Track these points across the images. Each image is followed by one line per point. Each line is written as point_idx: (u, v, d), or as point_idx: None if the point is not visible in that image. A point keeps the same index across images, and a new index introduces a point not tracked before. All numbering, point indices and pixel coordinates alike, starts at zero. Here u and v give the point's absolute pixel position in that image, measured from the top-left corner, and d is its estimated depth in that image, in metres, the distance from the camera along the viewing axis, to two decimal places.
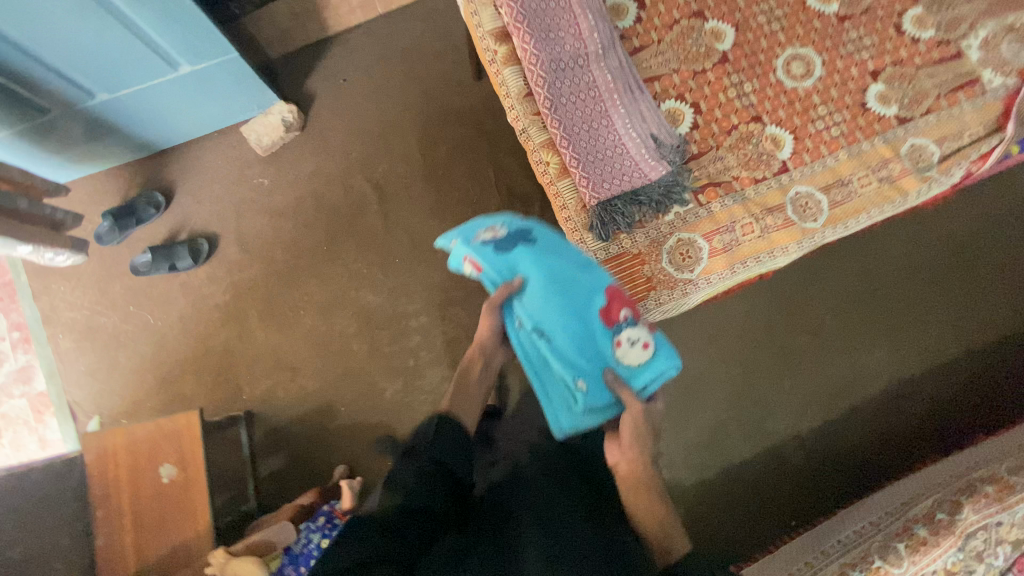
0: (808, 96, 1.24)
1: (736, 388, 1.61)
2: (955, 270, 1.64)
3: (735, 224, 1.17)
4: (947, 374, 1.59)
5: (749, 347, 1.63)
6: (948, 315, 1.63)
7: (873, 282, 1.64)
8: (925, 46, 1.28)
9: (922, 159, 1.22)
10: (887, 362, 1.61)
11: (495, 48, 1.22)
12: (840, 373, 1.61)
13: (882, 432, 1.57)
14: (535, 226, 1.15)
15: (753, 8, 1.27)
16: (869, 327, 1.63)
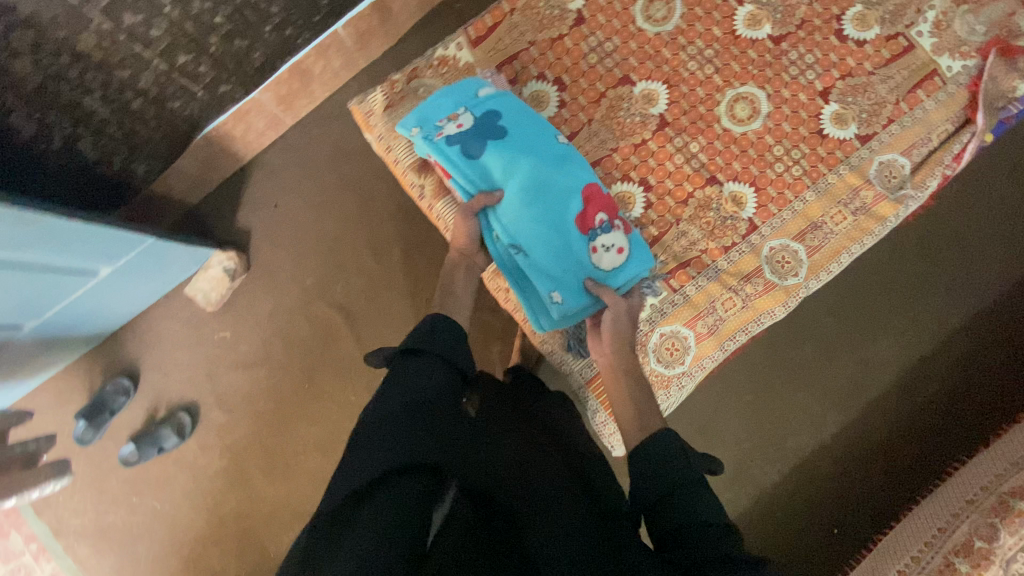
0: (761, 138, 1.15)
1: (751, 414, 1.58)
2: (946, 234, 1.58)
3: (715, 303, 1.11)
4: (958, 346, 1.55)
5: (753, 370, 1.59)
6: (948, 285, 1.57)
7: (863, 272, 1.59)
8: (874, 46, 1.16)
9: (894, 176, 1.14)
10: (894, 349, 1.57)
11: (420, 182, 1.13)
12: (849, 373, 1.58)
13: (904, 423, 1.54)
14: (502, 119, 1.07)
15: (680, 56, 1.16)
16: (868, 314, 1.59)
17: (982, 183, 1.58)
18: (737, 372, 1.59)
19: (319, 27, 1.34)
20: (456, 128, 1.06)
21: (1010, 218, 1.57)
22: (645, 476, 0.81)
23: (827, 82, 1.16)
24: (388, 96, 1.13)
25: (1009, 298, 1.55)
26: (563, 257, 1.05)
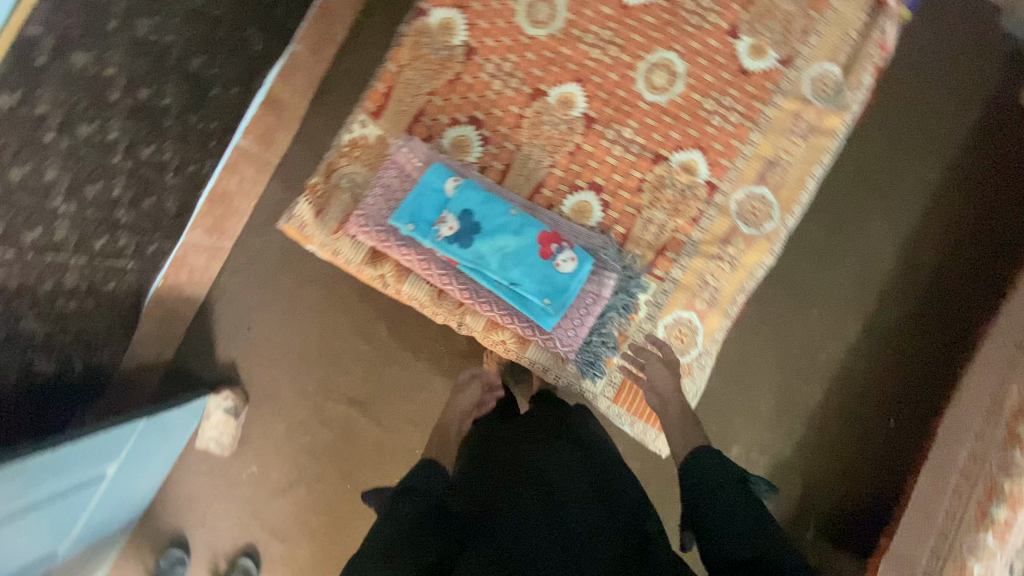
0: (689, 98, 1.12)
1: (778, 347, 1.56)
2: (892, 108, 1.57)
3: (705, 276, 1.10)
4: (943, 208, 1.56)
5: (764, 304, 1.57)
6: (912, 153, 1.57)
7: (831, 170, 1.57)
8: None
9: (828, 87, 1.13)
10: (886, 232, 1.56)
11: (378, 272, 1.08)
12: (854, 271, 1.56)
13: (920, 298, 1.55)
14: (475, 189, 1.04)
15: (581, 48, 1.12)
16: (851, 210, 1.57)
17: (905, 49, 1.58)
18: (750, 313, 1.56)
19: (219, 149, 1.28)
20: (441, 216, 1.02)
21: (942, 70, 1.57)
22: (692, 478, 0.90)
23: (731, 18, 1.12)
24: (313, 202, 1.07)
25: (971, 146, 1.56)
26: (549, 277, 1.03)
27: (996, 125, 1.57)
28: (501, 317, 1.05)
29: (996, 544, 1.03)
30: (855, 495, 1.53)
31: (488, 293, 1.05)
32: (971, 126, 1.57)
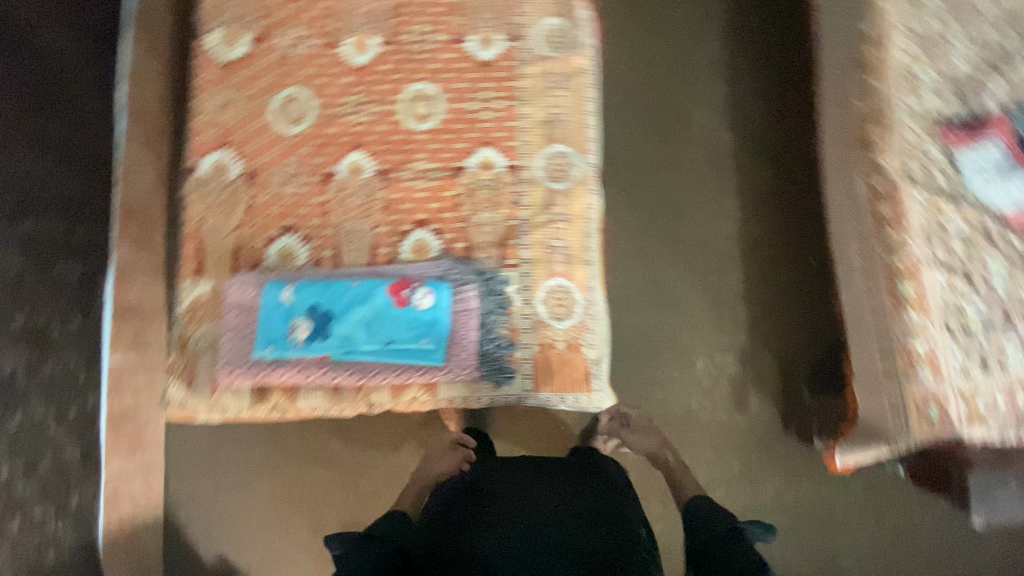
0: (454, 109, 1.20)
1: (681, 256, 1.63)
2: (651, 16, 1.72)
3: (551, 241, 1.17)
4: (738, 69, 1.69)
5: (648, 228, 1.64)
6: (686, 41, 1.71)
7: (634, 90, 1.68)
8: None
9: (560, 37, 1.23)
10: (707, 113, 1.68)
11: (271, 404, 1.08)
12: (702, 157, 1.66)
13: (765, 148, 1.66)
14: (311, 284, 1.07)
15: (343, 120, 1.19)
16: (670, 112, 1.68)
17: None
18: (640, 243, 1.63)
19: (92, 380, 1.33)
20: (295, 325, 1.05)
21: None
22: (695, 533, 1.07)
23: (451, 29, 1.23)
24: (181, 379, 1.09)
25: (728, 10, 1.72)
26: (417, 320, 1.06)
27: None
28: (398, 378, 1.06)
29: (921, 315, 1.09)
30: (821, 343, 1.57)
31: (373, 365, 1.06)
32: None
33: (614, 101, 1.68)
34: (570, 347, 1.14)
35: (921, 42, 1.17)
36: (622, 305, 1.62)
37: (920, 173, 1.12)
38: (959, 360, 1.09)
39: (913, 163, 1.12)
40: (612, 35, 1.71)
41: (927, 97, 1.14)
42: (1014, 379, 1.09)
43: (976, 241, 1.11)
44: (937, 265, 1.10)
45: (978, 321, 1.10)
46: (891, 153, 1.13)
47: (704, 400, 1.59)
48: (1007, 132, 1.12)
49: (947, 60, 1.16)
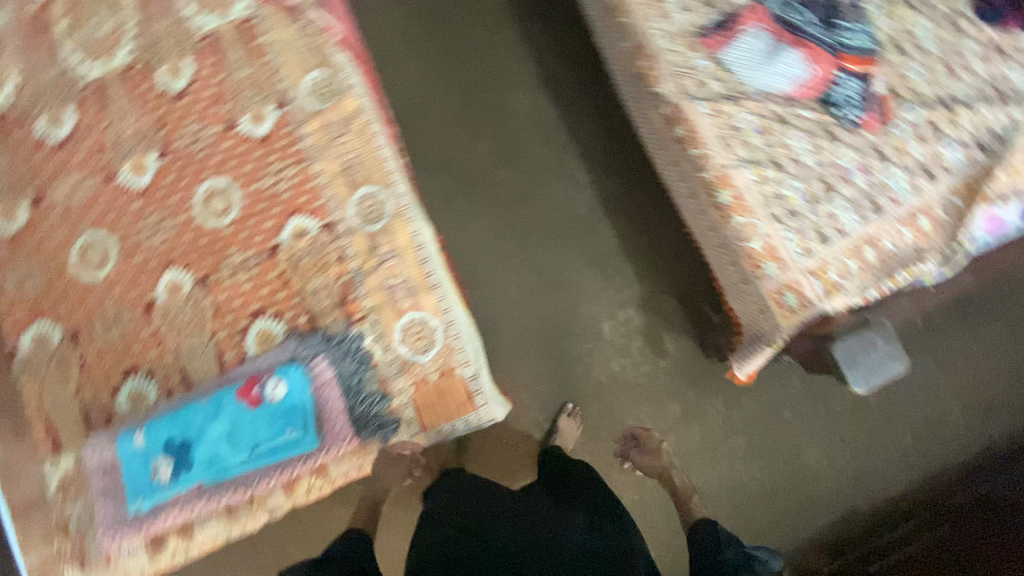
0: (249, 192, 1.19)
1: (550, 237, 1.69)
2: (441, 24, 1.74)
3: (389, 281, 1.14)
4: (535, 45, 1.75)
5: (512, 222, 1.69)
6: (479, 36, 1.74)
7: (449, 100, 1.71)
8: (202, 68, 1.24)
9: (327, 87, 1.22)
10: (523, 95, 1.73)
11: (172, 548, 1.06)
12: (535, 138, 1.72)
13: (587, 109, 1.73)
14: (158, 423, 1.03)
15: (148, 245, 1.18)
16: (492, 109, 1.72)
17: None
18: (509, 239, 1.68)
19: None
20: (158, 470, 1.02)
21: None
22: (698, 555, 1.17)
23: (220, 117, 1.22)
24: (73, 561, 1.05)
25: None
26: (276, 415, 1.04)
27: None
28: (281, 477, 1.04)
29: (746, 217, 1.12)
30: (698, 270, 1.66)
31: (251, 474, 1.04)
32: None
33: (435, 116, 1.70)
34: (444, 374, 1.11)
35: None
36: (516, 302, 1.66)
37: (698, 85, 1.14)
38: (800, 244, 1.11)
39: (687, 79, 1.15)
40: (412, 56, 1.73)
41: (678, 14, 1.17)
42: (856, 240, 1.11)
43: (772, 128, 1.13)
44: (745, 165, 1.13)
45: (803, 200, 1.12)
46: (665, 78, 1.16)
47: (623, 358, 1.64)
48: (761, 19, 1.14)
49: None
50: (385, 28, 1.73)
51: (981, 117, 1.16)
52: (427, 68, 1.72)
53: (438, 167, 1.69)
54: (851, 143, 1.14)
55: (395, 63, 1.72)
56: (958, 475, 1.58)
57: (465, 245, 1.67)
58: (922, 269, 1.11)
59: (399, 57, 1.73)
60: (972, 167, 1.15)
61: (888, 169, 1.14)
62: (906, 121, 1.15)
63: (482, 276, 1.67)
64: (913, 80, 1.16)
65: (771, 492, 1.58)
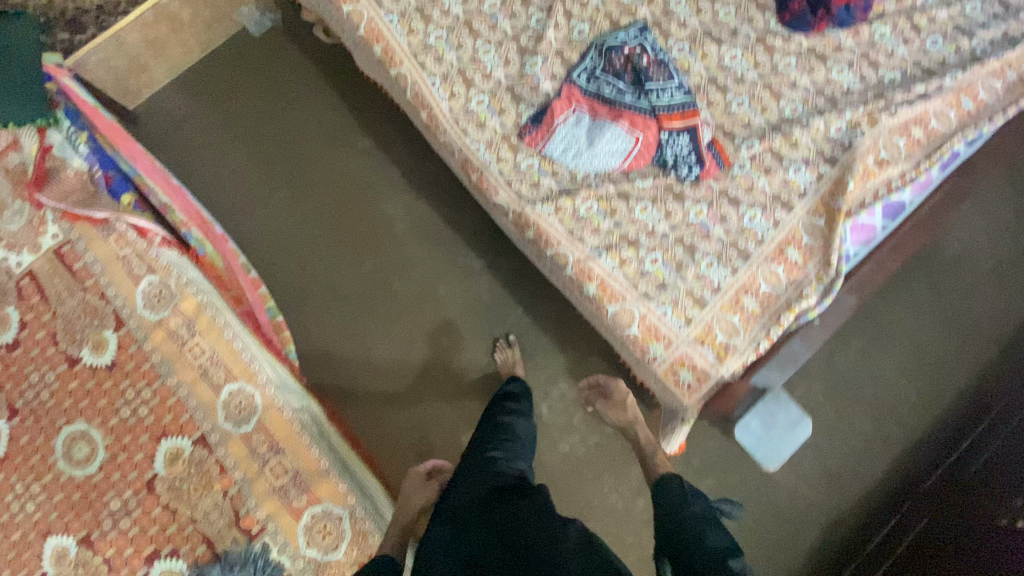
0: (111, 427, 1.11)
1: (452, 335, 1.59)
2: (292, 154, 1.70)
3: (275, 483, 1.06)
4: (377, 151, 1.70)
5: (409, 334, 1.59)
6: (320, 160, 1.70)
7: (311, 232, 1.65)
8: (27, 309, 1.15)
9: (163, 293, 1.14)
10: (381, 203, 1.67)
11: None
12: (406, 242, 1.65)
13: (448, 198, 1.68)
14: None
15: (20, 518, 1.09)
16: (365, 222, 1.66)
17: (228, 135, 1.71)
18: (411, 351, 1.58)
19: None
20: None
21: (259, 114, 1.73)
22: (661, 502, 0.99)
23: (60, 356, 1.14)
24: None
25: (332, 109, 1.72)
26: None
27: (322, 82, 1.74)
28: None
29: (617, 305, 1.08)
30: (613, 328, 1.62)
31: None
32: (315, 102, 1.73)
33: (302, 252, 1.64)
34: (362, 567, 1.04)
35: (458, 72, 1.15)
36: (445, 413, 1.54)
37: (531, 186, 1.11)
38: (677, 314, 1.07)
39: (520, 183, 1.12)
40: (272, 194, 1.68)
41: (492, 120, 1.13)
42: (732, 293, 1.07)
43: (616, 207, 1.10)
44: (602, 252, 1.09)
45: (667, 269, 1.09)
46: (499, 187, 1.12)
47: (570, 436, 1.55)
48: (575, 99, 1.12)
49: (487, 74, 1.15)
50: (227, 182, 1.68)
51: (818, 130, 1.13)
52: (280, 208, 1.67)
53: (319, 303, 1.61)
54: (698, 196, 1.11)
55: (246, 213, 1.66)
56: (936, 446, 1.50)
57: (376, 369, 1.57)
58: (808, 305, 1.05)
59: (249, 205, 1.67)
60: (824, 182, 1.12)
61: (743, 211, 1.11)
62: (745, 158, 1.12)
63: (403, 396, 1.55)
64: (740, 114, 1.14)
65: (756, 526, 1.51)
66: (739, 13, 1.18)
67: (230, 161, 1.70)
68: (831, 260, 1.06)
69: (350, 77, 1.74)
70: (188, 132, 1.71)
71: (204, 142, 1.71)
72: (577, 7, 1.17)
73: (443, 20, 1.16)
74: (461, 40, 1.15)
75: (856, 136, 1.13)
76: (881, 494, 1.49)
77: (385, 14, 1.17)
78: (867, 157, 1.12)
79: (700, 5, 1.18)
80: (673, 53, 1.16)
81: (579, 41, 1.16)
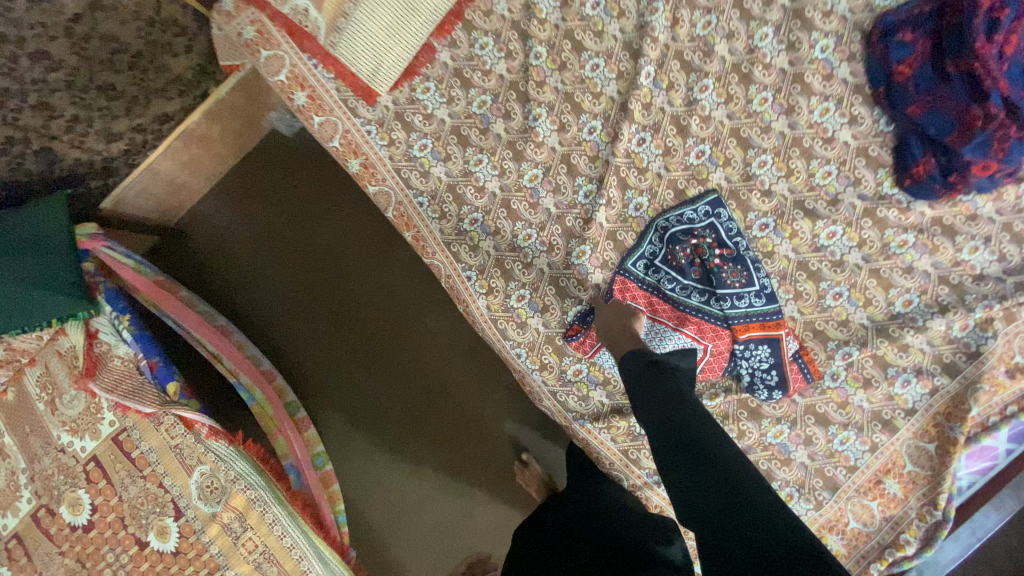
0: None
1: (478, 469, 1.47)
2: (308, 261, 1.60)
3: None
4: (361, 270, 1.59)
5: (434, 476, 1.48)
6: (310, 292, 1.58)
7: (317, 378, 1.54)
8: (96, 492, 1.18)
9: (214, 485, 1.16)
10: (378, 330, 1.55)
11: None
12: (408, 374, 1.53)
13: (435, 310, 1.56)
14: None
15: None
16: (405, 339, 1.55)
17: (218, 282, 1.59)
18: (441, 495, 1.47)
19: None
20: None
21: (243, 251, 1.61)
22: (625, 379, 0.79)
23: (130, 539, 1.16)
24: None
25: (312, 226, 1.61)
26: None
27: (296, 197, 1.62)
28: None
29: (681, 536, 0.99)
30: None
31: None
32: (293, 225, 1.61)
33: (314, 405, 1.52)
34: None
35: (495, 263, 1.01)
36: (494, 555, 1.43)
37: (580, 397, 1.00)
38: None
39: (566, 394, 1.01)
40: (306, 310, 1.58)
41: (535, 319, 1.00)
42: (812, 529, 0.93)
43: None
44: (660, 478, 0.99)
45: None
46: (543, 397, 1.02)
47: None
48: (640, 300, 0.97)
49: (528, 262, 1.01)
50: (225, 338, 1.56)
51: (938, 331, 0.92)
52: (282, 356, 1.55)
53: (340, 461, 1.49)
54: (778, 414, 0.95)
55: None
56: None
57: (423, 505, 1.48)
58: (903, 555, 0.90)
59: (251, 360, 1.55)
60: (939, 397, 0.92)
61: (833, 432, 0.93)
62: (840, 367, 0.94)
63: (456, 524, 1.46)
64: (837, 308, 0.95)
65: None
66: (843, 172, 0.95)
67: (265, 275, 1.60)
68: (939, 502, 0.89)
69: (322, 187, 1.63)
70: (220, 246, 1.61)
71: (208, 274, 1.60)
72: (634, 173, 0.98)
73: (478, 198, 1.02)
74: (499, 224, 1.01)
75: (986, 339, 0.90)
76: None
77: (415, 195, 1.03)
78: (997, 367, 0.90)
79: (791, 164, 0.96)
80: (752, 232, 0.96)
81: (636, 218, 0.99)
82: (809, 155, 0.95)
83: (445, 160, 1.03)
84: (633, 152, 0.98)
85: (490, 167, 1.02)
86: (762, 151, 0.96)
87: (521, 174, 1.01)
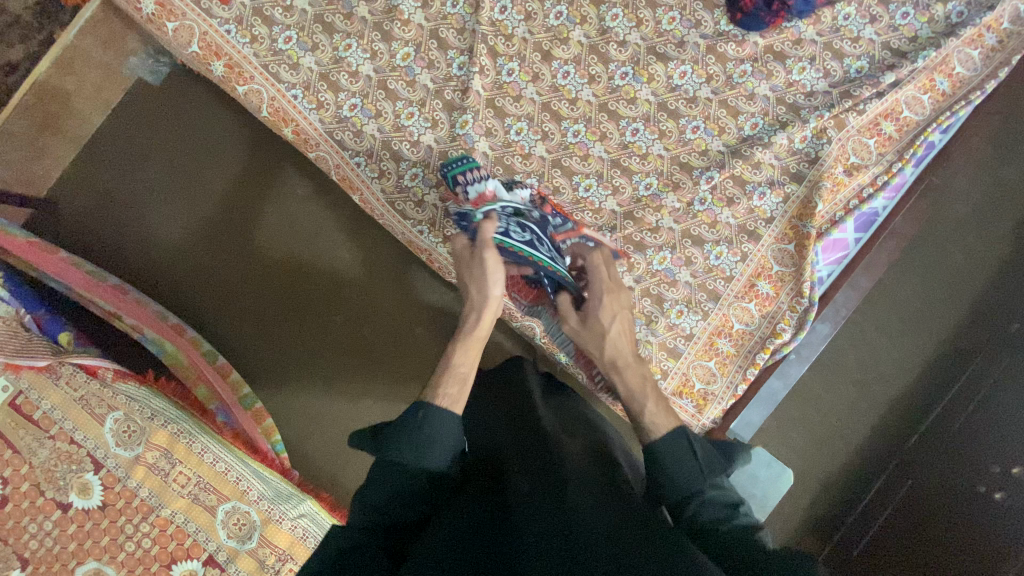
0: (121, 563, 1.08)
1: (396, 354, 1.50)
2: (190, 186, 1.54)
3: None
4: (245, 183, 1.55)
5: (359, 371, 1.50)
6: (197, 218, 1.54)
7: (225, 301, 1.51)
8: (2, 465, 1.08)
9: (132, 429, 1.12)
10: (274, 241, 1.53)
11: None
12: (313, 279, 1.53)
13: (325, 211, 1.55)
14: None
15: None
16: (306, 247, 1.54)
17: (96, 223, 1.51)
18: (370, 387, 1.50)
19: None
20: None
21: (115, 188, 1.53)
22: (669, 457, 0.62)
23: (49, 504, 1.08)
24: None
25: (184, 149, 1.55)
26: None
27: (162, 121, 1.55)
28: None
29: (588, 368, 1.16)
30: None
31: None
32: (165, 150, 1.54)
33: (228, 327, 1.51)
34: None
35: (382, 146, 1.04)
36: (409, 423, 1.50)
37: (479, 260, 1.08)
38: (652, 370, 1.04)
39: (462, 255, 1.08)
40: (198, 235, 1.53)
41: (431, 195, 1.04)
42: (705, 338, 1.04)
43: None
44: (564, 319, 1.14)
45: (638, 325, 1.04)
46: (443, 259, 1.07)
47: None
48: None
49: (415, 141, 1.03)
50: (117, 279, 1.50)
51: (782, 145, 1.04)
52: (183, 286, 1.51)
53: (265, 378, 1.50)
54: (660, 243, 1.04)
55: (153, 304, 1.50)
56: (935, 373, 1.46)
57: (359, 402, 1.49)
58: (781, 341, 1.03)
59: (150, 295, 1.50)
60: (791, 203, 1.04)
61: (708, 250, 1.04)
62: (706, 191, 1.04)
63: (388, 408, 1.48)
64: (696, 140, 1.05)
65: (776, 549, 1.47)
66: (685, 16, 1.05)
67: (163, 226, 1.53)
68: (804, 290, 1.02)
69: (186, 106, 1.55)
70: (107, 203, 1.52)
71: (84, 217, 1.51)
72: (501, 41, 1.04)
73: (354, 83, 1.03)
74: (379, 106, 1.03)
75: (823, 145, 1.03)
76: (890, 421, 1.45)
77: (288, 89, 1.03)
78: (834, 168, 1.04)
79: (640, 15, 1.04)
80: (615, 81, 1.04)
81: (510, 83, 1.04)
82: (654, 3, 1.04)
83: (312, 50, 1.03)
84: (496, 21, 1.04)
85: (360, 51, 1.03)
86: (613, 5, 1.04)
87: (392, 54, 1.03)
